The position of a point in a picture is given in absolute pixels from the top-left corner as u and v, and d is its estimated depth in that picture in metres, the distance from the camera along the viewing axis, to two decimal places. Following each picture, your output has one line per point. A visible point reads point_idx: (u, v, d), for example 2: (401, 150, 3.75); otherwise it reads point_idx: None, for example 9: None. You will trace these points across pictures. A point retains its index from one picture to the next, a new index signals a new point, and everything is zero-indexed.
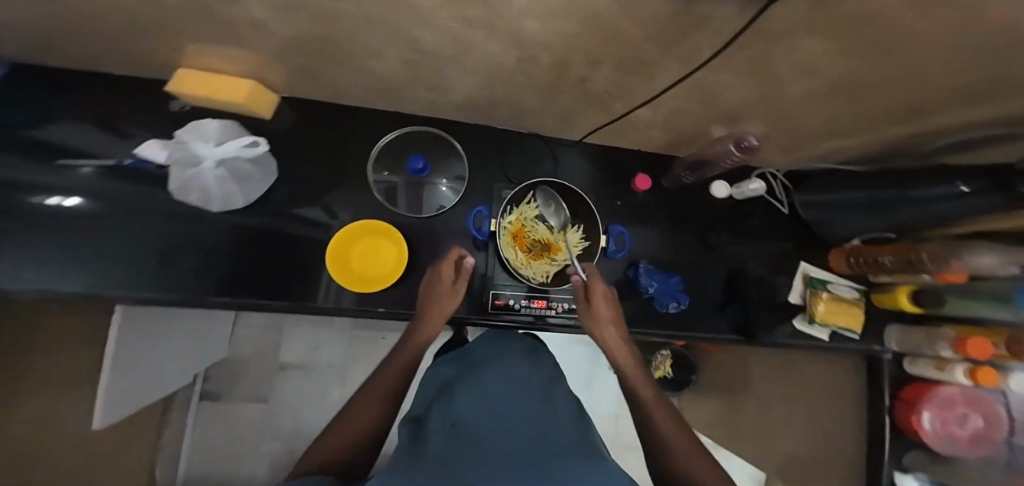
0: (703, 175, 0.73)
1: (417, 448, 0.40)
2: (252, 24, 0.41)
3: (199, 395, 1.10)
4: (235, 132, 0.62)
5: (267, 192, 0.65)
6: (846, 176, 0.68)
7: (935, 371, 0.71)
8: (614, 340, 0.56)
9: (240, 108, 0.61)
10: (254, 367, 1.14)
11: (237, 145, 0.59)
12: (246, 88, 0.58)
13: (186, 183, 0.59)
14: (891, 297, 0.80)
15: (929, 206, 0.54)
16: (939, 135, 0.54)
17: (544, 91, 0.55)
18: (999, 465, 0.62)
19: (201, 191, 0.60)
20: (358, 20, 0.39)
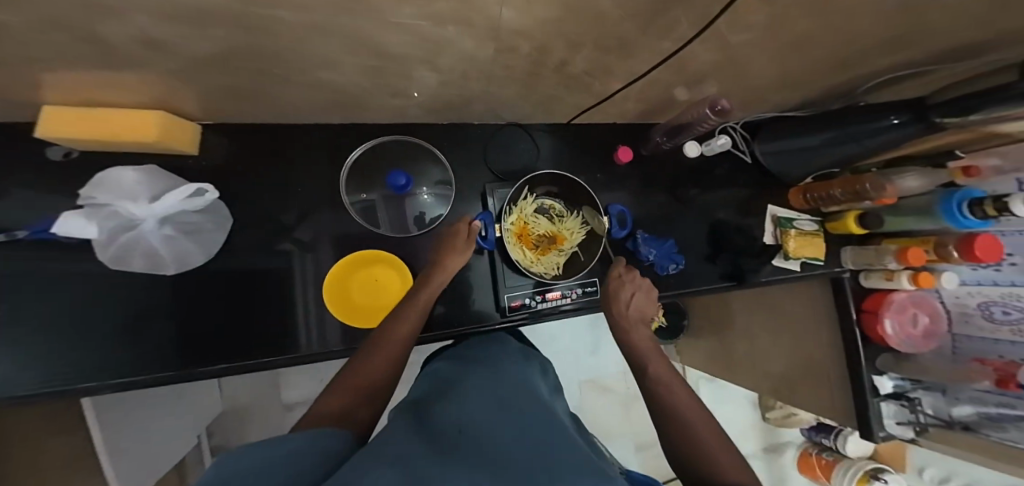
0: (677, 141, 0.76)
1: (426, 417, 0.39)
2: (147, 53, 0.31)
3: (209, 451, 0.96)
4: (166, 178, 0.48)
5: (227, 239, 0.52)
6: (795, 121, 0.72)
7: (884, 282, 0.79)
8: (635, 308, 0.59)
9: (151, 147, 0.44)
10: (261, 412, 1.03)
11: (181, 197, 0.46)
12: (155, 123, 0.42)
13: (119, 252, 0.45)
14: (842, 224, 0.81)
15: (867, 140, 0.60)
16: (886, 72, 0.58)
17: (519, 77, 0.51)
18: (946, 354, 0.78)
19: (146, 256, 0.46)
20: (300, 33, 0.31)
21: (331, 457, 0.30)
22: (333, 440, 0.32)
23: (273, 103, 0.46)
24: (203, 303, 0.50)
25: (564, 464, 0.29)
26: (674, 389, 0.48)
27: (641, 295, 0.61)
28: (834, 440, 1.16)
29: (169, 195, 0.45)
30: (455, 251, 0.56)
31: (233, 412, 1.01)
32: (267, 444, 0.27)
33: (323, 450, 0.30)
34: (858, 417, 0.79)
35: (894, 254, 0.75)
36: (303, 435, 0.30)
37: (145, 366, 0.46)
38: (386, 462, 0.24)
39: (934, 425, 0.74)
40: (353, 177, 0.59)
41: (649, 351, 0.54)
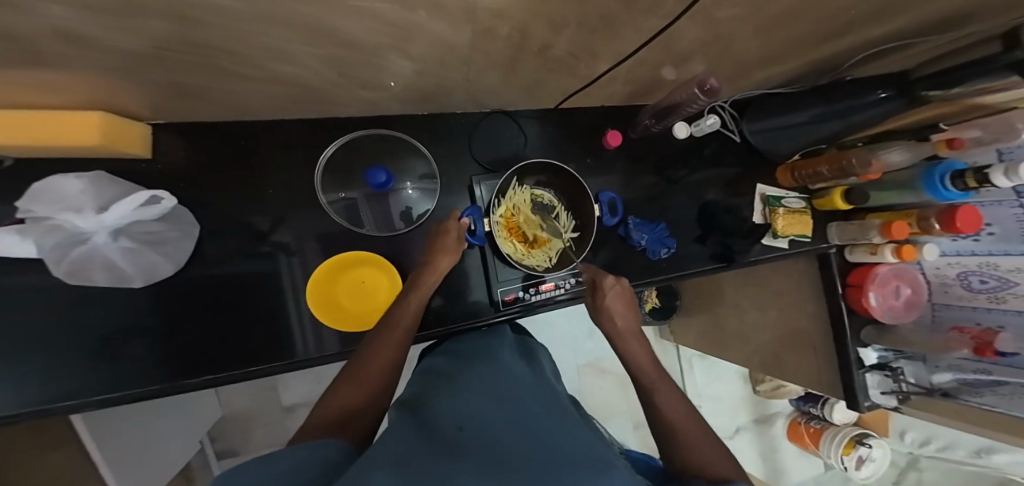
0: (666, 123, 0.74)
1: (421, 415, 0.39)
2: (103, 47, 0.29)
3: (214, 456, 0.93)
4: (120, 188, 0.44)
5: (198, 247, 0.49)
6: (782, 100, 0.71)
7: (870, 256, 0.80)
8: (625, 320, 0.58)
9: (95, 151, 0.40)
10: (264, 415, 0.98)
11: (132, 206, 0.41)
12: (99, 125, 0.37)
13: (74, 267, 0.41)
14: (829, 201, 0.82)
15: (851, 116, 0.59)
16: (875, 46, 0.57)
17: (502, 62, 0.48)
18: (925, 322, 0.81)
19: (106, 271, 0.43)
20: (263, 20, 0.29)
21: (326, 467, 0.30)
22: (327, 449, 0.32)
23: (219, 96, 0.41)
24: (182, 313, 0.47)
25: (560, 469, 0.30)
26: (663, 393, 0.52)
27: (626, 305, 0.60)
28: (821, 410, 1.20)
29: (116, 205, 0.40)
30: (445, 253, 0.54)
31: (236, 416, 0.96)
32: (261, 466, 0.27)
33: (319, 460, 0.30)
34: (844, 388, 0.82)
35: (878, 228, 0.76)
36: (297, 452, 0.30)
37: (127, 382, 0.44)
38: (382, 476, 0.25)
39: (916, 393, 0.78)
40: (330, 175, 0.57)
41: (643, 359, 0.56)
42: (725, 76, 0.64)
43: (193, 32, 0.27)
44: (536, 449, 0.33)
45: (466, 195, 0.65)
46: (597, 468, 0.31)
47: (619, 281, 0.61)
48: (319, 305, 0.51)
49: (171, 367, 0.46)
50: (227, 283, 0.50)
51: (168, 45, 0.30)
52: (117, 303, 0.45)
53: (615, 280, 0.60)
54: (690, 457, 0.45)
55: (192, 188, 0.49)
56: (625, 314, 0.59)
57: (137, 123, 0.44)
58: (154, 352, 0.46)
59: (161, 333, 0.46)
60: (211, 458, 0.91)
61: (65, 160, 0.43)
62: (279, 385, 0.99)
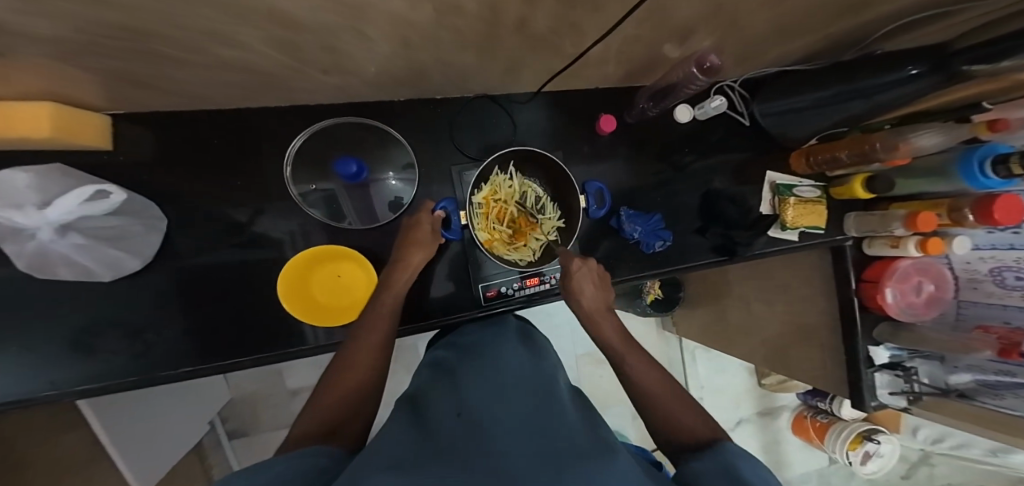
0: (665, 107, 0.68)
1: (419, 420, 0.40)
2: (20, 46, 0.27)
3: (226, 435, 0.96)
4: (61, 177, 0.40)
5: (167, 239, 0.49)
6: (800, 77, 0.64)
7: (890, 250, 0.74)
8: (593, 299, 0.55)
9: (48, 142, 0.39)
10: (272, 398, 1.00)
11: (80, 200, 0.36)
12: (52, 115, 0.36)
13: (32, 263, 0.39)
14: (847, 189, 0.76)
15: (875, 96, 0.52)
16: (910, 14, 0.49)
17: (477, 42, 0.44)
18: (948, 321, 0.75)
19: (70, 265, 0.41)
20: (185, 8, 0.26)
21: (318, 472, 0.31)
22: (319, 456, 0.33)
23: (167, 82, 0.40)
24: (163, 305, 0.49)
25: (544, 461, 0.30)
26: (636, 363, 0.50)
27: (595, 285, 0.56)
28: (829, 404, 1.17)
29: (62, 199, 0.35)
30: (416, 247, 0.53)
31: (246, 398, 0.99)
32: (250, 472, 0.28)
33: (309, 466, 0.31)
34: (850, 387, 0.77)
35: (902, 219, 0.70)
36: (289, 459, 0.31)
37: (105, 373, 0.46)
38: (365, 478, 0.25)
39: (929, 394, 0.72)
40: (307, 166, 0.56)
41: (617, 338, 0.53)
42: (731, 53, 0.58)
43: (103, 17, 0.24)
44: (524, 443, 0.34)
45: (448, 184, 0.62)
46: (583, 458, 0.31)
47: (586, 261, 0.56)
48: (295, 303, 0.51)
49: (159, 358, 0.48)
50: (203, 275, 0.51)
51: (82, 30, 0.26)
52: (95, 296, 0.46)
53: (581, 261, 0.56)
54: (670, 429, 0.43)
55: (167, 184, 0.49)
56: (595, 294, 0.55)
57: (94, 114, 0.44)
58: (129, 344, 0.47)
59: (138, 325, 0.48)
60: (223, 437, 0.94)
61: (28, 152, 0.43)
62: (283, 371, 1.00)
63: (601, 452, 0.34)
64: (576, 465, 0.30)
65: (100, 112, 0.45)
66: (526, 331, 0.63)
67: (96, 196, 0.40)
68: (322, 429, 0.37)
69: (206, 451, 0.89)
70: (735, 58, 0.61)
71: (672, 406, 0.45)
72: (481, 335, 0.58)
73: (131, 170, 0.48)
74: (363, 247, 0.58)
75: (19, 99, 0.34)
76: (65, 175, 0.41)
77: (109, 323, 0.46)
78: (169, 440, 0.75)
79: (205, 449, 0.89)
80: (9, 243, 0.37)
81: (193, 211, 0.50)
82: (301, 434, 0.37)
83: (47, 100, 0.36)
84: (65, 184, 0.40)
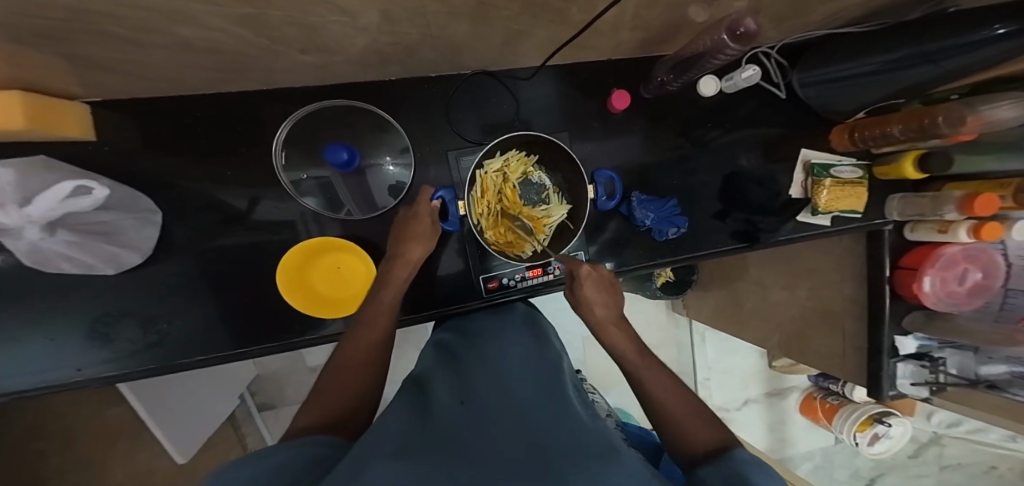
0: (687, 78, 0.60)
1: (423, 404, 0.38)
2: None
3: (256, 408, 1.05)
4: (38, 171, 0.39)
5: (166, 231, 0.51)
6: (858, 36, 0.54)
7: (938, 235, 0.66)
8: (601, 306, 0.52)
9: (24, 134, 0.39)
10: (294, 375, 1.07)
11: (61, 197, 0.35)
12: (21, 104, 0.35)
13: (34, 259, 0.41)
14: (895, 168, 0.68)
15: (944, 61, 0.43)
16: None
17: (468, 11, 0.38)
18: (992, 311, 0.67)
19: (70, 260, 0.43)
20: None
21: (317, 461, 0.30)
22: (319, 445, 0.32)
23: (138, 66, 0.39)
24: (176, 295, 0.51)
25: (563, 453, 0.28)
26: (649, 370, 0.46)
27: (604, 292, 0.53)
28: (841, 387, 1.15)
29: (41, 197, 0.34)
30: (415, 240, 0.52)
31: (271, 375, 1.06)
32: (247, 463, 0.27)
33: (307, 454, 0.30)
34: (868, 375, 0.72)
35: (957, 202, 0.61)
36: (290, 451, 0.30)
37: (127, 362, 0.49)
38: (370, 466, 0.23)
39: (954, 385, 0.67)
40: (304, 154, 0.55)
41: (630, 347, 0.49)
42: (769, 11, 0.49)
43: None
44: (539, 435, 0.31)
45: (444, 167, 0.60)
46: (604, 451, 0.28)
47: (596, 268, 0.53)
48: (298, 297, 0.52)
49: (179, 343, 0.51)
50: (208, 265, 0.53)
51: (21, 16, 0.23)
52: (109, 288, 0.49)
53: (589, 267, 0.52)
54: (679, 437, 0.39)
55: (164, 174, 0.51)
56: (605, 301, 0.52)
57: (70, 102, 0.43)
58: (145, 333, 0.50)
59: (153, 314, 0.51)
60: (252, 409, 1.03)
61: (22, 144, 0.43)
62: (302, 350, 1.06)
63: (612, 443, 0.31)
64: (588, 456, 0.27)
65: (80, 101, 0.45)
66: (534, 318, 0.61)
67: (78, 192, 0.39)
68: (324, 422, 0.36)
69: (239, 422, 1.01)
70: (774, 18, 0.52)
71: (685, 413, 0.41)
72: (490, 326, 0.57)
73: (126, 160, 0.49)
74: (361, 236, 0.58)
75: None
76: (48, 170, 0.42)
77: (131, 310, 0.50)
78: (200, 405, 0.83)
79: (237, 420, 1.01)
80: (4, 240, 0.38)
81: (190, 203, 0.52)
82: (303, 426, 0.36)
83: (17, 88, 0.36)
84: (48, 179, 0.40)
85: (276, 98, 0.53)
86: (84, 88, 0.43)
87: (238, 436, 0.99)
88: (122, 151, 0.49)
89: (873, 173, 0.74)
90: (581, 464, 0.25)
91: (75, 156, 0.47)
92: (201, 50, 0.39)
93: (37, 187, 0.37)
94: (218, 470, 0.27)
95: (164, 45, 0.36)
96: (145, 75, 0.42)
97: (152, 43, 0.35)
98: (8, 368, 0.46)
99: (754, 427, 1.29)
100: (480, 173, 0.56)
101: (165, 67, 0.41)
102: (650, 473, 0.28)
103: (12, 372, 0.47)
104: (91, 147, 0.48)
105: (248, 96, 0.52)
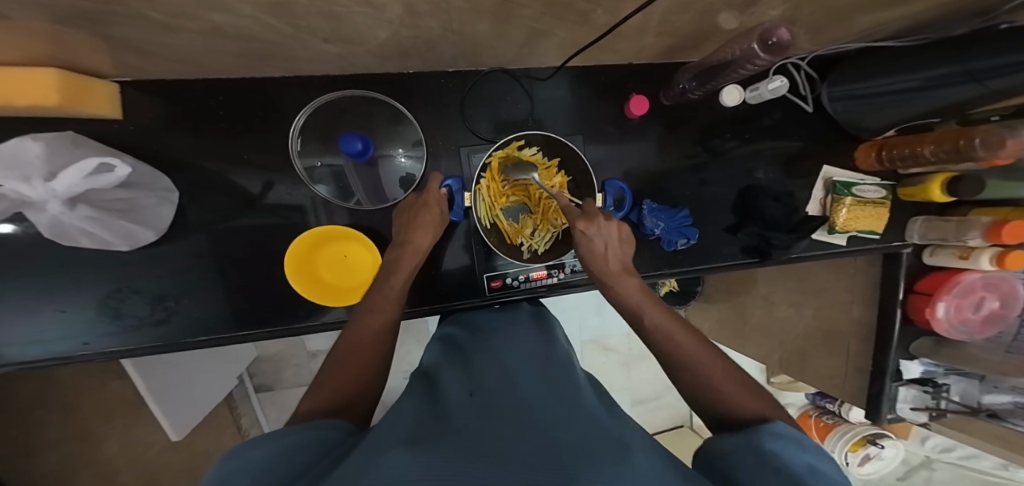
0: (710, 87, 0.58)
1: (435, 399, 0.39)
2: None
3: (254, 389, 1.10)
4: (64, 148, 0.41)
5: (177, 212, 0.52)
6: (897, 51, 0.51)
7: (958, 260, 0.64)
8: (614, 260, 0.47)
9: (58, 110, 0.41)
10: (294, 358, 1.12)
11: (83, 175, 0.37)
12: (55, 82, 0.38)
13: (55, 233, 0.42)
14: (921, 190, 0.66)
15: (990, 81, 0.40)
16: None
17: (490, 9, 0.37)
18: (1004, 341, 0.65)
19: (90, 236, 0.44)
20: None
21: (325, 449, 0.30)
22: (325, 429, 0.33)
23: (158, 49, 0.39)
24: (185, 275, 0.53)
25: (570, 444, 0.28)
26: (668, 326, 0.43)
27: (613, 242, 0.48)
28: (838, 406, 1.16)
29: (65, 173, 0.36)
30: (422, 228, 0.52)
31: (270, 357, 1.10)
32: (259, 446, 0.28)
33: (319, 441, 0.31)
34: (868, 398, 0.72)
35: (984, 228, 0.59)
36: (298, 431, 0.31)
37: (136, 337, 0.51)
38: (382, 455, 0.24)
39: (954, 412, 0.67)
40: (317, 141, 0.55)
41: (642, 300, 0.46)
42: (807, 21, 0.46)
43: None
44: (547, 427, 0.32)
45: (456, 163, 0.59)
46: (610, 444, 0.29)
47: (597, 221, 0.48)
48: (304, 283, 0.53)
49: (187, 323, 0.53)
50: (216, 249, 0.54)
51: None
52: (121, 264, 0.51)
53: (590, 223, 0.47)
54: (706, 392, 0.39)
55: (175, 156, 0.51)
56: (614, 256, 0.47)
57: (99, 80, 0.44)
58: (154, 310, 0.52)
59: (163, 292, 0.52)
60: (249, 390, 1.09)
61: (48, 118, 0.45)
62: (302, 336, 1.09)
63: (617, 443, 0.30)
64: (597, 458, 0.26)
65: (108, 80, 0.46)
66: (541, 314, 0.60)
67: (100, 169, 0.40)
68: (331, 403, 0.37)
69: (236, 403, 1.07)
70: (811, 27, 0.49)
71: (715, 365, 0.40)
72: (499, 323, 0.56)
73: (139, 141, 0.50)
74: (369, 227, 0.58)
75: (25, 65, 0.36)
76: (73, 146, 0.43)
77: (143, 286, 0.52)
78: (202, 375, 0.86)
79: (234, 401, 1.07)
80: (28, 212, 0.39)
81: (201, 186, 0.52)
82: (310, 408, 0.36)
83: (50, 65, 0.38)
84: (73, 155, 0.42)
85: (292, 86, 0.53)
86: (102, 70, 0.43)
87: (234, 416, 1.06)
88: (135, 132, 0.49)
89: (897, 195, 0.72)
90: (588, 466, 0.24)
91: (94, 135, 0.48)
92: (225, 37, 0.39)
93: (61, 164, 0.39)
94: (233, 448, 0.28)
95: (183, 29, 0.35)
96: (162, 58, 0.42)
97: (185, 28, 0.35)
98: (22, 332, 0.49)
99: None
100: (497, 162, 0.55)
101: (185, 51, 0.41)
102: (654, 463, 0.29)
103: (28, 338, 0.49)
104: (105, 125, 0.48)
105: (263, 84, 0.52)
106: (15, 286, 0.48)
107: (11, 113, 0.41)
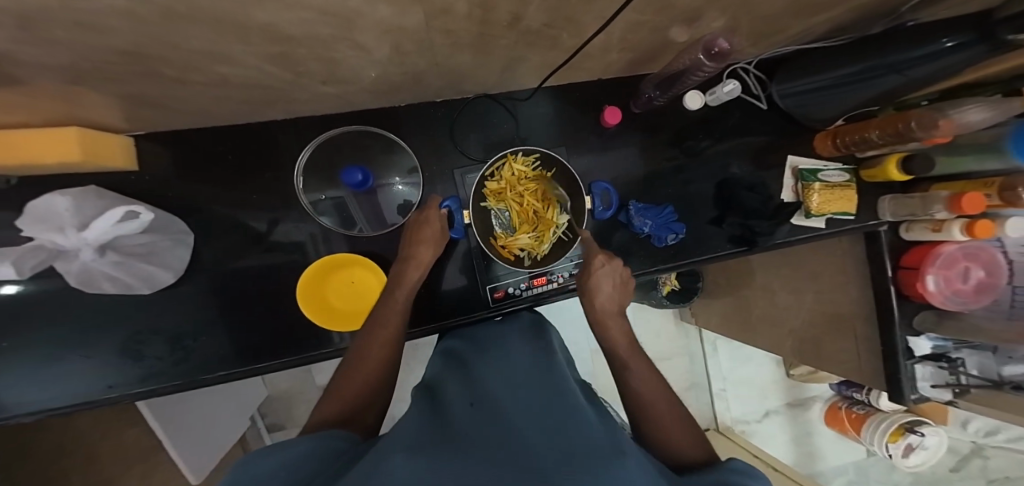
0: (673, 94, 0.65)
1: (437, 408, 0.38)
2: (26, 77, 0.28)
3: (266, 429, 1.02)
4: (92, 199, 0.44)
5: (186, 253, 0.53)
6: (826, 52, 0.60)
7: (932, 233, 0.67)
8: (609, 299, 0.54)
9: (85, 165, 0.44)
10: (305, 395, 1.04)
11: (111, 223, 0.42)
12: (77, 139, 0.41)
13: (80, 280, 0.45)
14: (880, 171, 0.72)
15: (905, 72, 0.48)
16: None
17: (472, 41, 0.43)
18: (1002, 308, 0.64)
19: (112, 280, 0.47)
20: (166, 38, 0.26)
21: (334, 457, 0.29)
22: (336, 439, 0.32)
23: (178, 100, 0.44)
24: (192, 316, 0.53)
25: (567, 451, 0.28)
26: (629, 366, 0.50)
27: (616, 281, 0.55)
28: (866, 396, 1.09)
29: (97, 223, 0.41)
30: (424, 243, 0.54)
31: (281, 395, 1.03)
32: (274, 453, 0.27)
33: (329, 449, 0.30)
34: (888, 379, 0.70)
35: (944, 201, 0.63)
36: (311, 440, 0.30)
37: (146, 383, 0.50)
38: (385, 462, 0.24)
39: (977, 387, 0.65)
40: (320, 175, 0.59)
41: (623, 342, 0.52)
42: (743, 32, 0.54)
43: (111, 41, 0.24)
44: (548, 434, 0.32)
45: (450, 183, 0.64)
46: (606, 449, 0.30)
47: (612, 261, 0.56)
48: (310, 308, 0.53)
49: (198, 363, 0.52)
50: (229, 285, 0.54)
51: (87, 59, 0.27)
52: (135, 309, 0.51)
53: (605, 260, 0.56)
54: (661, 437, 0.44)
55: (189, 198, 0.54)
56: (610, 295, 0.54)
57: (115, 135, 0.48)
58: (161, 354, 0.51)
59: (172, 335, 0.52)
60: (261, 431, 1.01)
61: (71, 175, 0.48)
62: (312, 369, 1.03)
63: (612, 451, 0.29)
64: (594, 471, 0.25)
65: (123, 134, 0.50)
66: (540, 321, 0.61)
67: (127, 216, 0.44)
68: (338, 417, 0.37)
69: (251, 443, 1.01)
70: (747, 37, 0.57)
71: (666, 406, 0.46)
72: (496, 333, 0.56)
73: (154, 187, 0.53)
74: (373, 252, 0.60)
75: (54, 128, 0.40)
76: (97, 197, 0.46)
77: (151, 330, 0.51)
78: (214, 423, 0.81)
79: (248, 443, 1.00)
80: (62, 262, 0.44)
81: (213, 225, 0.54)
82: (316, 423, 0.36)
83: (75, 124, 0.42)
84: (94, 206, 0.44)
85: (296, 126, 0.58)
86: (125, 124, 0.47)
87: None
88: (151, 180, 0.52)
89: (861, 176, 0.77)
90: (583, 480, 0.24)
91: (112, 185, 0.51)
92: (234, 86, 0.43)
93: (88, 215, 0.43)
94: (241, 460, 0.27)
95: (203, 80, 0.40)
96: (180, 108, 0.46)
97: (200, 80, 0.40)
98: (36, 386, 0.48)
99: (777, 441, 1.27)
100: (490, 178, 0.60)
101: (198, 101, 0.46)
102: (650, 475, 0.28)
103: (34, 396, 0.48)
104: (124, 176, 0.51)
105: (269, 125, 0.57)
106: (24, 342, 0.48)
107: (39, 172, 0.45)
